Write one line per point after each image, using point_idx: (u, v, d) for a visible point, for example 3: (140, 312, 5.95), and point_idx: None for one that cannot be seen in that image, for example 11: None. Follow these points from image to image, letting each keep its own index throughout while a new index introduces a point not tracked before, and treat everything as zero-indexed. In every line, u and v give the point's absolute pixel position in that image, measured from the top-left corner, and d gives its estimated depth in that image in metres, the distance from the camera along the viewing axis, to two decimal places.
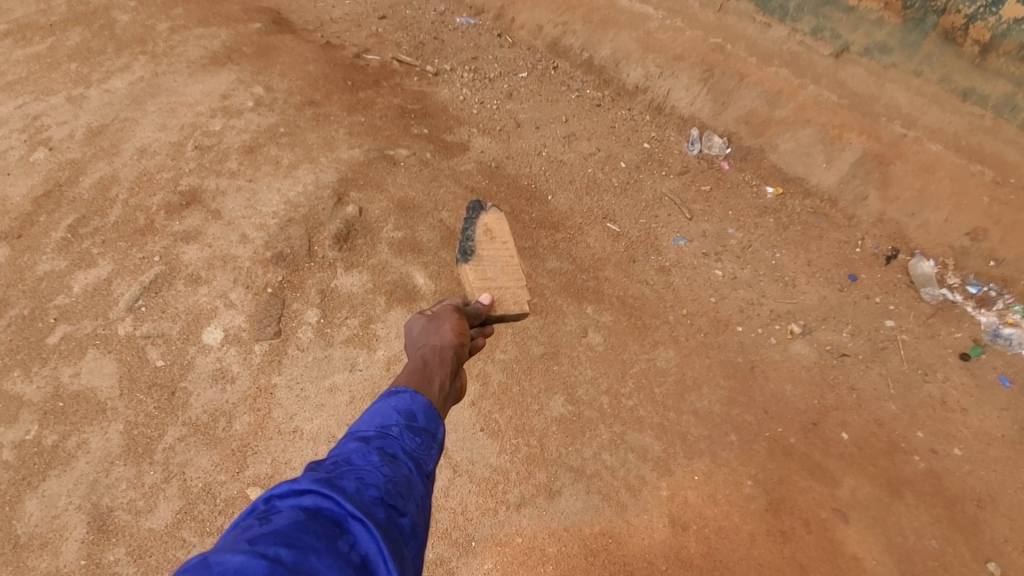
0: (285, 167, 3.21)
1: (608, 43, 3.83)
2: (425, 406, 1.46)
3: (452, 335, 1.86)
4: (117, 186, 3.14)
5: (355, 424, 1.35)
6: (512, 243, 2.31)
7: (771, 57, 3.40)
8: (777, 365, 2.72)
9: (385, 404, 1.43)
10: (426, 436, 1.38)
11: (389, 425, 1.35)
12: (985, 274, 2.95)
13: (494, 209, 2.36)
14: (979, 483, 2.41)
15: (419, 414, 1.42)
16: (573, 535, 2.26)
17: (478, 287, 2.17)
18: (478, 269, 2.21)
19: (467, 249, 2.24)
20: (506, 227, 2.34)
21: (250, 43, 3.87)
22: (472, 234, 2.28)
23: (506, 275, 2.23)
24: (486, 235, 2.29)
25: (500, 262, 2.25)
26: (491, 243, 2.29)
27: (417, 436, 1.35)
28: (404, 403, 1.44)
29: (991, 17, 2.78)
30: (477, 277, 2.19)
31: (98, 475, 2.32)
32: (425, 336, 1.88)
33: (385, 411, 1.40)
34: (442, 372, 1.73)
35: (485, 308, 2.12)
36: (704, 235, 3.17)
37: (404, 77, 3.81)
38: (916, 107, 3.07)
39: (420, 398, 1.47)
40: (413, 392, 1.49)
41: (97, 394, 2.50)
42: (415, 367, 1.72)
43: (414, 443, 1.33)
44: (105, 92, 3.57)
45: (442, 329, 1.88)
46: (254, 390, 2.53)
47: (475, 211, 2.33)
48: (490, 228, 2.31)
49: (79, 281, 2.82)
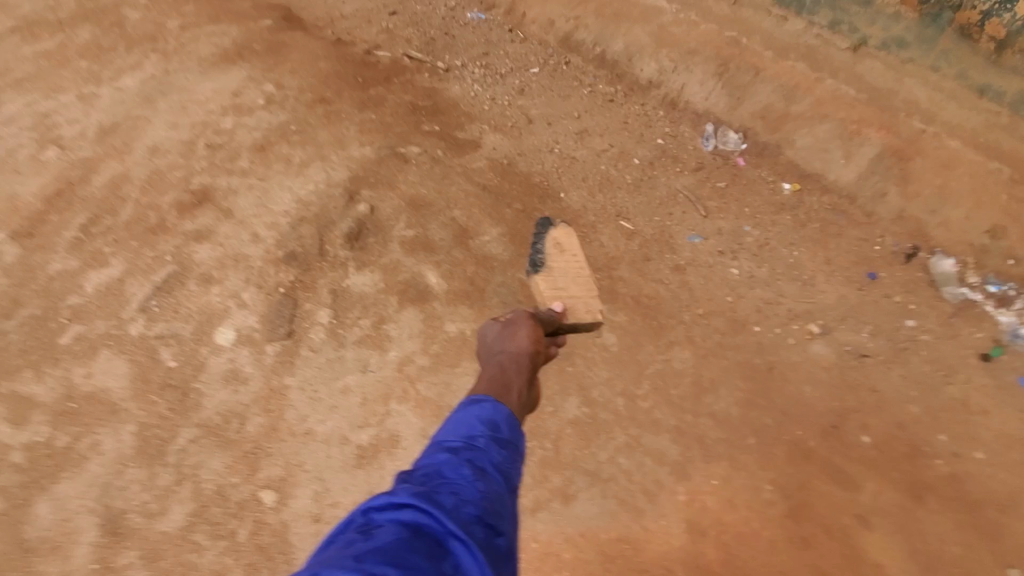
0: (295, 165, 3.19)
1: (621, 37, 3.77)
2: (507, 416, 1.37)
3: (528, 343, 1.80)
4: (128, 185, 3.14)
5: (440, 431, 1.30)
6: (582, 255, 2.27)
7: (787, 51, 3.32)
8: (795, 366, 2.67)
9: (468, 413, 1.35)
10: (511, 448, 1.30)
11: (475, 436, 1.28)
12: (1005, 273, 2.88)
13: (563, 222, 2.32)
14: (1004, 489, 2.35)
15: (503, 425, 1.34)
16: (588, 541, 2.23)
17: (550, 297, 2.11)
18: (549, 278, 2.16)
19: (537, 261, 2.20)
20: (575, 240, 2.30)
21: (260, 40, 3.84)
22: (542, 247, 2.24)
23: (578, 285, 2.17)
24: (556, 248, 2.24)
25: (572, 273, 2.20)
26: (561, 256, 2.23)
27: (504, 448, 1.29)
28: (486, 412, 1.35)
29: (1006, 13, 2.76)
30: (550, 286, 2.13)
31: (110, 477, 2.32)
32: (500, 343, 1.82)
33: (468, 421, 1.32)
34: (519, 380, 1.70)
35: (557, 317, 2.03)
36: (720, 233, 3.12)
37: (415, 73, 3.78)
38: (935, 102, 3.00)
39: (501, 408, 1.37)
40: (494, 400, 1.39)
41: (110, 395, 2.50)
42: (493, 376, 1.69)
43: (501, 456, 1.26)
44: (117, 91, 3.57)
45: (517, 335, 1.82)
46: (265, 391, 2.51)
47: (544, 225, 2.29)
48: (560, 242, 2.27)
49: (93, 281, 2.82)
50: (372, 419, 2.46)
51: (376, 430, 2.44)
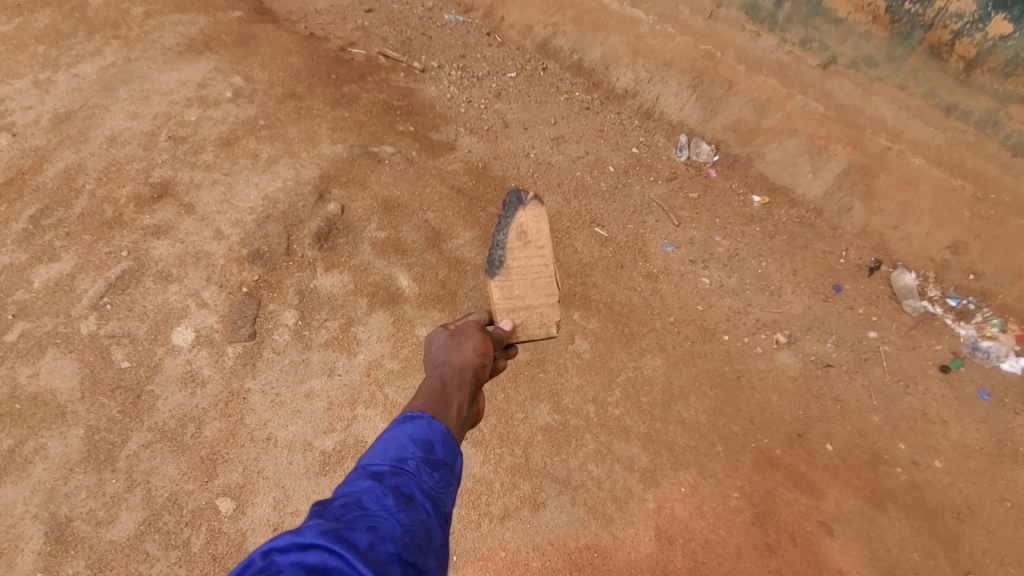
0: (263, 161, 3.09)
1: (598, 46, 3.80)
2: (443, 435, 1.39)
3: (473, 355, 1.74)
4: (83, 176, 2.99)
5: (367, 457, 1.27)
6: (546, 249, 2.12)
7: (759, 66, 3.40)
8: (762, 375, 2.70)
9: (401, 433, 1.35)
10: (444, 470, 1.30)
11: (404, 459, 1.26)
12: (965, 287, 2.98)
13: (533, 203, 2.11)
14: (959, 495, 2.43)
15: (437, 445, 1.34)
16: (557, 549, 2.20)
17: (503, 308, 2.08)
18: (504, 284, 2.09)
19: (496, 260, 2.10)
20: (543, 228, 2.12)
21: (229, 32, 3.73)
22: (503, 239, 2.11)
23: (534, 292, 2.10)
24: (519, 240, 2.11)
25: (531, 275, 2.11)
26: (524, 250, 2.12)
27: (434, 471, 1.27)
28: (419, 431, 1.36)
29: (977, 33, 2.76)
30: (503, 295, 2.08)
31: (57, 483, 2.18)
32: (446, 355, 1.76)
33: (400, 442, 1.32)
34: (461, 394, 1.61)
35: (507, 334, 2.05)
36: (692, 242, 3.15)
37: (390, 72, 3.72)
38: (901, 120, 3.08)
39: (437, 425, 1.40)
40: (430, 417, 1.41)
41: (57, 396, 2.35)
42: (433, 389, 1.61)
43: (430, 480, 1.24)
44: (74, 77, 3.40)
45: (463, 348, 1.77)
46: (225, 394, 2.41)
47: (511, 207, 2.10)
48: (525, 230, 2.11)
49: (41, 276, 2.66)
50: (337, 425, 2.38)
51: (342, 436, 2.35)
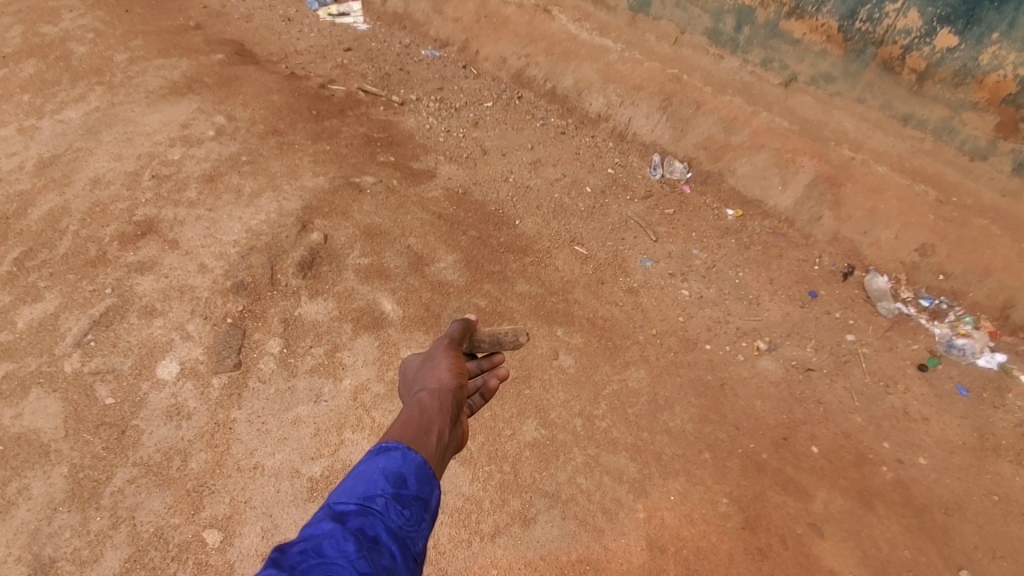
0: (246, 196, 3.15)
1: (570, 73, 3.95)
2: (419, 466, 1.23)
3: (450, 376, 1.55)
4: (67, 218, 3.02)
5: (335, 490, 1.15)
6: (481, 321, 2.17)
7: (724, 86, 3.57)
8: (745, 382, 2.75)
9: (372, 465, 1.20)
10: (417, 506, 1.17)
11: (372, 496, 1.13)
12: (936, 288, 3.05)
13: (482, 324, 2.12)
14: (945, 491, 2.46)
15: (411, 478, 1.20)
16: (549, 564, 2.18)
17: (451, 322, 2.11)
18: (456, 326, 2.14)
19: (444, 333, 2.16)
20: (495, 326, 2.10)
21: (211, 74, 3.84)
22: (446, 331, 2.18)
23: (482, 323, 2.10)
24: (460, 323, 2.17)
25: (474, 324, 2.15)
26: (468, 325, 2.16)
27: (405, 508, 1.14)
28: (393, 463, 1.21)
29: (925, 46, 2.93)
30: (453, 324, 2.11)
31: (40, 524, 2.14)
32: (421, 379, 1.57)
33: (370, 475, 1.17)
34: (441, 419, 1.41)
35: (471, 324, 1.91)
36: (670, 256, 3.23)
37: (370, 106, 3.83)
38: (862, 132, 3.24)
39: (413, 457, 1.24)
40: (405, 448, 1.26)
41: (40, 436, 2.33)
42: (410, 417, 1.40)
43: (400, 519, 1.12)
44: (58, 123, 3.47)
45: (438, 369, 1.58)
46: (211, 425, 2.40)
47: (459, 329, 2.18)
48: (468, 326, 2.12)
49: (25, 317, 2.67)
50: (325, 450, 2.37)
51: (329, 461, 2.34)
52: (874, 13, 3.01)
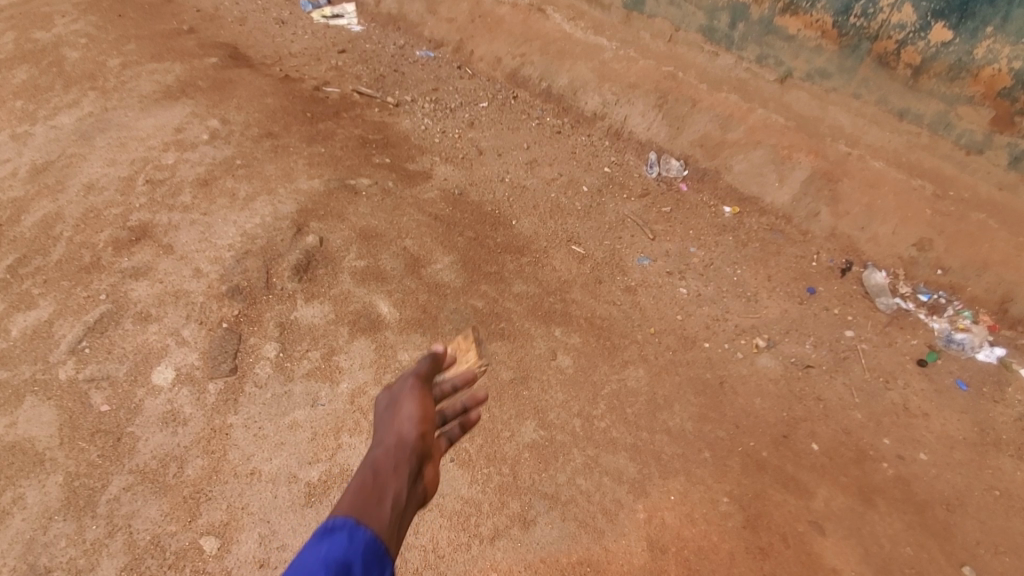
0: (241, 200, 3.13)
1: (566, 72, 3.93)
2: (368, 548, 1.11)
3: (412, 427, 1.43)
4: (61, 224, 3.00)
5: None
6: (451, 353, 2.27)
7: (720, 84, 3.56)
8: (744, 379, 2.73)
9: (315, 551, 1.08)
10: None
11: None
12: (935, 282, 3.04)
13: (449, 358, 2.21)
14: (947, 487, 2.45)
15: (357, 564, 1.08)
16: (550, 566, 2.17)
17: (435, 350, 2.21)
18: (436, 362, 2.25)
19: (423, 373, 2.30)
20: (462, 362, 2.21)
21: (205, 77, 3.82)
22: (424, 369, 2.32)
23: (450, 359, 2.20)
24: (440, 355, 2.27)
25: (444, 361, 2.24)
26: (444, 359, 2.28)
27: None
28: (338, 549, 1.09)
29: (920, 41, 2.93)
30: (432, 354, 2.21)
31: (36, 533, 2.13)
32: (382, 432, 1.45)
33: (312, 565, 1.05)
34: (397, 482, 1.29)
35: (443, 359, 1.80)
36: (667, 254, 3.21)
37: (365, 108, 3.82)
38: (858, 127, 3.23)
39: (361, 536, 1.13)
40: (353, 526, 1.14)
41: (35, 444, 2.31)
42: (363, 482, 1.28)
43: None
44: (52, 128, 3.45)
45: (399, 418, 1.46)
46: (207, 431, 2.38)
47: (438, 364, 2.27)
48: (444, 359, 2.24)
49: (19, 324, 2.65)
50: (322, 454, 2.35)
51: (327, 466, 2.32)
52: (868, 8, 3.00)
